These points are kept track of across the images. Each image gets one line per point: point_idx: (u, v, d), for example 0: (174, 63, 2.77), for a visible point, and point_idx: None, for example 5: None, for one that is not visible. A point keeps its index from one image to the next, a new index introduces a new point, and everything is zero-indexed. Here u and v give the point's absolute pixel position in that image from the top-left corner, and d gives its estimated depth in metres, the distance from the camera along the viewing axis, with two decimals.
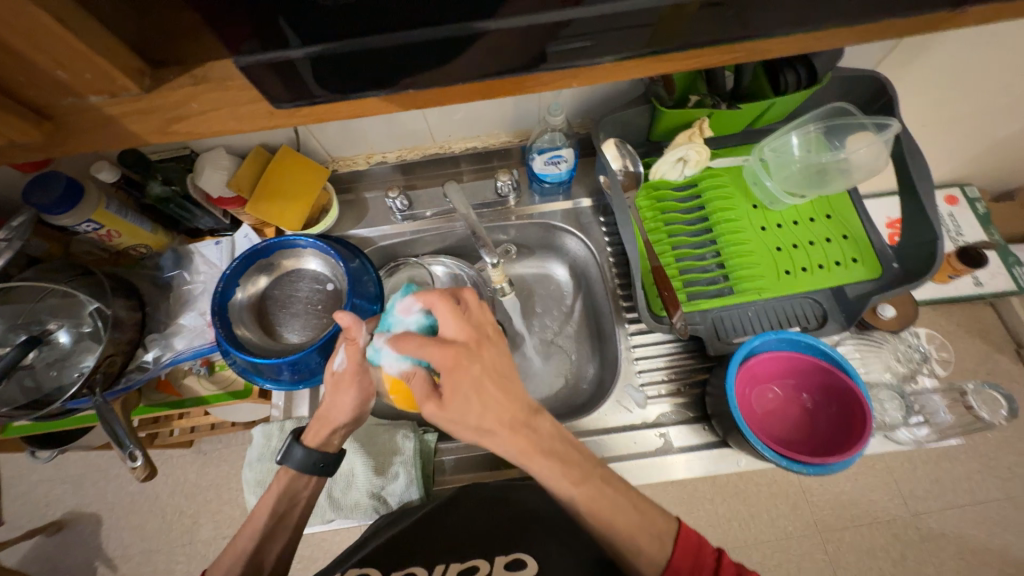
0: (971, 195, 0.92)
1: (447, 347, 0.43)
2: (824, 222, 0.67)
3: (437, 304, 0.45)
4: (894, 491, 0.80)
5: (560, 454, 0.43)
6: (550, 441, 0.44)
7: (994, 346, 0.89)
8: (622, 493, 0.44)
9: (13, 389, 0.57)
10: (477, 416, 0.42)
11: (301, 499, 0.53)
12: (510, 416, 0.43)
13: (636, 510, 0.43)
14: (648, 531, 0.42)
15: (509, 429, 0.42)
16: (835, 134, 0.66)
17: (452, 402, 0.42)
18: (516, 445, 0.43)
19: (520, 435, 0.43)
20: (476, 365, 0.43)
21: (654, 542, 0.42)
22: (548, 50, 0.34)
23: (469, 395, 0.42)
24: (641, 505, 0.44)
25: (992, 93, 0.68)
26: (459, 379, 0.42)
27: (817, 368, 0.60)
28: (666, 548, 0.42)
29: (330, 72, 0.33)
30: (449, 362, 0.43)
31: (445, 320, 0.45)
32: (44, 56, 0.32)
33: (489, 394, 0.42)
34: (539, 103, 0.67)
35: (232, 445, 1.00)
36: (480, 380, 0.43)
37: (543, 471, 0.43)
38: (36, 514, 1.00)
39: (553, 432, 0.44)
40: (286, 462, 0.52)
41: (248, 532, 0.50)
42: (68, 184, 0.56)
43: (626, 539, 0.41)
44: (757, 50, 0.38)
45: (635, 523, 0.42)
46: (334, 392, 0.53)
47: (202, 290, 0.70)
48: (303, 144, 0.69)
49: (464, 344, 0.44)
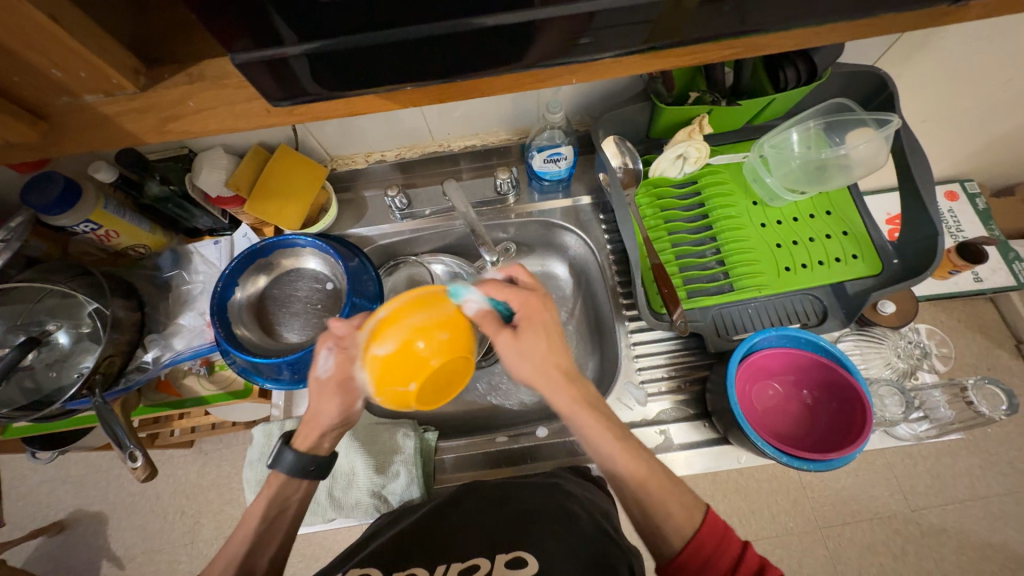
0: (970, 190, 0.92)
1: (529, 294, 0.48)
2: (824, 218, 0.67)
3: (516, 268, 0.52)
4: (894, 487, 0.80)
5: (603, 410, 0.48)
6: (594, 395, 0.48)
7: (994, 341, 0.90)
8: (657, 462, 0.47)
9: (12, 391, 0.56)
10: (544, 357, 0.47)
11: (292, 503, 0.51)
12: (566, 364, 0.48)
13: (669, 482, 0.46)
14: (679, 501, 0.44)
15: (567, 378, 0.47)
16: (835, 130, 0.65)
17: (528, 337, 0.47)
18: (567, 393, 0.47)
19: (572, 387, 0.47)
20: (552, 313, 0.48)
21: (684, 512, 0.44)
22: (547, 47, 0.34)
23: (541, 337, 0.47)
24: (672, 480, 0.46)
25: (991, 88, 0.68)
26: (536, 321, 0.48)
27: (817, 364, 0.60)
28: (695, 522, 0.43)
29: (327, 70, 0.33)
30: (529, 306, 0.48)
31: (523, 277, 0.51)
32: (38, 55, 0.31)
33: (558, 339, 0.48)
34: (538, 101, 0.67)
35: (233, 445, 1.00)
36: (551, 325, 0.48)
37: (585, 425, 0.46)
38: (37, 515, 1.00)
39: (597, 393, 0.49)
40: (277, 467, 0.50)
41: (239, 538, 0.48)
42: (65, 185, 0.56)
43: (657, 501, 0.44)
44: (757, 45, 0.38)
45: (667, 489, 0.45)
46: (318, 397, 0.49)
47: (202, 290, 0.70)
48: (301, 144, 0.69)
49: (538, 294, 0.49)
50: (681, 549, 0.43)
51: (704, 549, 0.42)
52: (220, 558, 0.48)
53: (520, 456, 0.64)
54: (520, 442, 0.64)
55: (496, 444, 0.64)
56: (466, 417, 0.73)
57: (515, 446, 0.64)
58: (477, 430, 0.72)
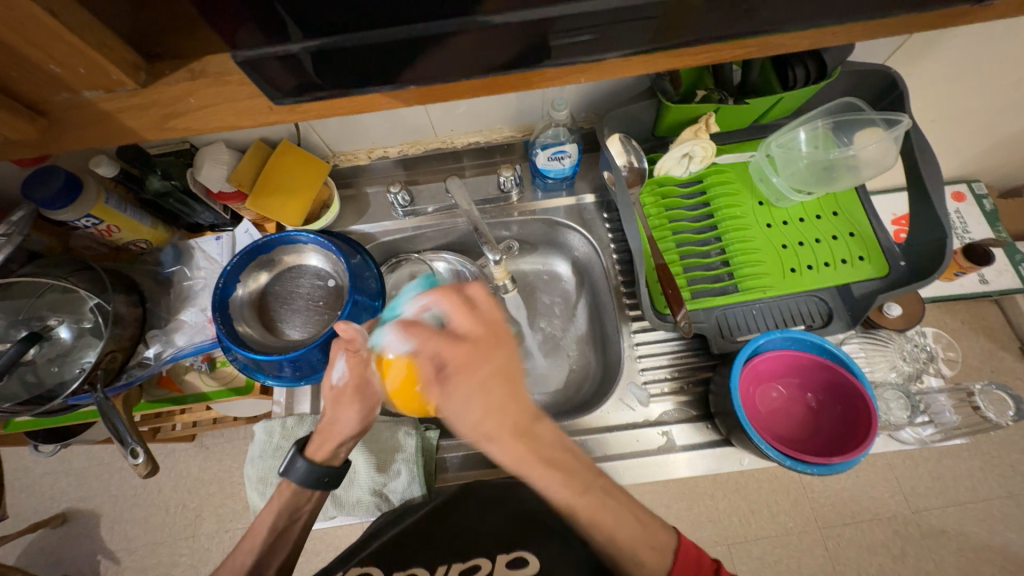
0: (978, 191, 0.92)
1: (458, 345, 0.46)
2: (831, 219, 0.66)
3: (444, 298, 0.48)
4: (895, 488, 0.80)
5: (564, 464, 0.44)
6: (551, 450, 0.44)
7: (999, 344, 0.89)
8: (612, 492, 0.44)
9: (14, 385, 0.56)
10: (478, 418, 0.44)
11: (302, 515, 0.51)
12: (512, 422, 0.44)
13: (637, 520, 0.42)
14: (649, 545, 0.41)
15: (512, 436, 0.44)
16: (843, 130, 0.65)
17: (457, 391, 0.45)
18: (514, 451, 0.43)
19: (520, 443, 0.44)
20: (485, 361, 0.45)
21: (654, 555, 0.41)
22: (552, 45, 0.34)
23: (470, 390, 0.44)
24: (643, 518, 0.43)
25: (1002, 89, 0.67)
26: (468, 375, 0.45)
27: (821, 367, 0.60)
28: (667, 562, 0.41)
29: (332, 65, 0.33)
30: (459, 360, 0.45)
31: (452, 314, 0.47)
32: (37, 51, 0.31)
33: (495, 394, 0.44)
34: (543, 98, 0.66)
35: (234, 439, 1.00)
36: (493, 376, 0.45)
37: (537, 482, 0.43)
38: (40, 507, 1.01)
39: (553, 439, 0.45)
40: (289, 476, 0.50)
41: (247, 547, 0.49)
42: (67, 178, 0.56)
43: (627, 551, 0.41)
44: (769, 45, 0.38)
45: (634, 535, 0.41)
46: (337, 406, 0.51)
47: (203, 286, 0.69)
48: (303, 139, 0.69)
49: (475, 342, 0.46)
50: None
51: None
52: (228, 564, 0.49)
53: None
54: None
55: None
56: None
57: None
58: None
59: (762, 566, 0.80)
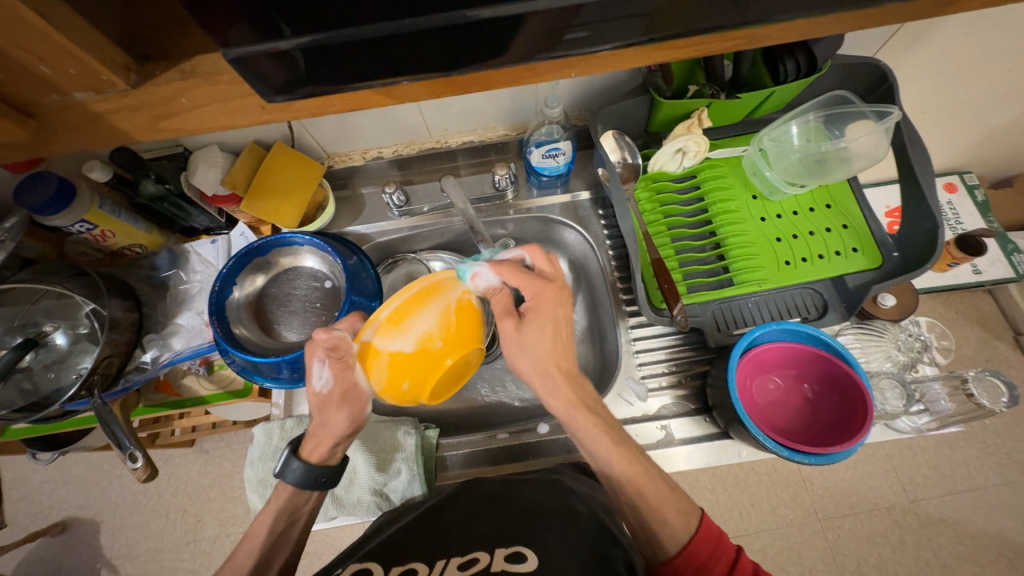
0: (969, 182, 0.92)
1: (548, 286, 0.48)
2: (824, 212, 0.67)
3: (536, 248, 0.50)
4: (893, 478, 0.80)
5: (601, 414, 0.48)
6: (592, 397, 0.49)
7: (992, 333, 0.90)
8: (643, 452, 0.47)
9: (11, 392, 0.56)
10: (546, 356, 0.47)
11: (302, 514, 0.52)
12: (569, 365, 0.48)
13: (666, 486, 0.45)
14: (676, 508, 0.44)
15: (565, 378, 0.48)
16: (834, 123, 0.65)
17: (531, 329, 0.47)
18: (565, 394, 0.48)
19: (571, 387, 0.48)
20: (563, 308, 0.48)
21: (681, 518, 0.43)
22: (543, 39, 0.34)
23: (546, 331, 0.47)
24: (668, 481, 0.46)
25: (991, 80, 0.68)
26: (550, 314, 0.48)
27: (817, 358, 0.60)
28: (691, 528, 0.43)
29: (325, 62, 0.32)
30: (544, 299, 0.47)
31: (539, 261, 0.49)
32: (27, 53, 0.31)
33: (563, 338, 0.48)
34: (537, 96, 0.66)
35: (233, 443, 1.00)
36: (566, 321, 0.48)
37: (582, 425, 0.47)
38: (39, 516, 1.00)
39: (595, 394, 0.50)
40: (284, 478, 0.50)
41: (246, 550, 0.49)
42: (60, 185, 0.55)
43: (653, 507, 0.44)
44: (760, 37, 0.38)
45: (664, 494, 0.44)
46: (324, 411, 0.49)
47: (199, 290, 0.69)
48: (298, 141, 0.69)
49: (559, 288, 0.48)
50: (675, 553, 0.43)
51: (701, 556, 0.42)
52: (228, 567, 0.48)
53: (522, 452, 0.64)
54: (521, 438, 0.64)
55: (498, 441, 0.64)
56: (467, 414, 0.73)
57: (516, 443, 0.64)
58: (478, 426, 0.72)
59: (763, 559, 0.80)
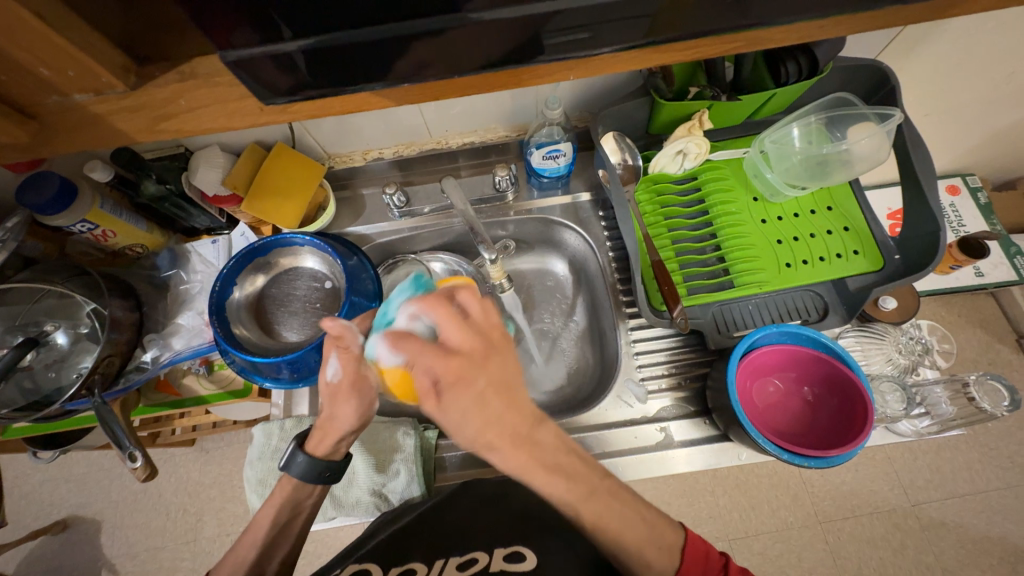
0: (972, 184, 0.92)
1: (454, 355, 0.38)
2: (825, 214, 0.67)
3: (432, 305, 0.40)
4: (894, 481, 0.80)
5: (568, 468, 0.40)
6: (554, 455, 0.40)
7: (995, 336, 0.89)
8: (619, 492, 0.42)
9: (12, 391, 0.56)
10: (481, 430, 0.37)
11: (304, 508, 0.51)
12: (513, 430, 0.38)
13: (647, 525, 0.42)
14: (657, 546, 0.41)
15: (513, 445, 0.38)
16: (837, 125, 0.65)
17: (454, 403, 0.37)
18: (520, 459, 0.38)
19: (523, 452, 0.39)
20: (487, 373, 0.38)
21: (664, 556, 0.41)
22: (542, 41, 0.34)
23: (474, 400, 0.37)
24: (651, 519, 0.42)
25: (994, 83, 0.67)
26: (469, 385, 0.38)
27: (817, 361, 0.60)
28: (675, 563, 0.42)
29: (324, 64, 0.33)
30: (454, 371, 0.38)
31: (445, 323, 0.39)
32: (26, 54, 0.31)
33: (496, 406, 0.38)
34: (537, 97, 0.66)
35: (234, 443, 1.00)
36: (494, 385, 0.38)
37: (544, 488, 0.39)
38: (40, 514, 1.00)
39: (557, 447, 0.40)
40: (289, 470, 0.50)
41: (247, 543, 0.49)
42: (62, 184, 0.56)
43: (634, 553, 0.40)
44: (759, 40, 0.38)
45: (644, 538, 0.41)
46: (334, 404, 0.49)
47: (200, 289, 0.69)
48: (298, 141, 0.69)
49: (471, 351, 0.38)
50: None
51: None
52: (228, 561, 0.49)
53: None
54: None
55: None
56: None
57: None
58: None
59: (763, 562, 0.80)
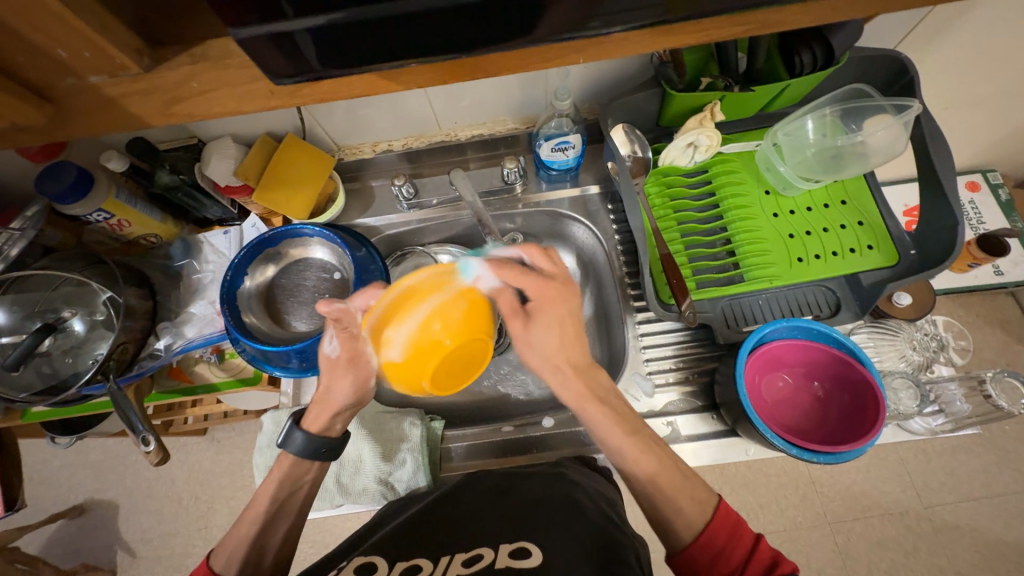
0: (992, 181, 0.90)
1: (548, 284, 0.49)
2: (839, 208, 0.65)
3: (531, 247, 0.50)
4: (907, 483, 0.79)
5: (614, 405, 0.48)
6: (606, 391, 0.49)
7: (1014, 337, 0.87)
8: (659, 443, 0.47)
9: (30, 375, 0.58)
10: (554, 352, 0.49)
11: (304, 484, 0.52)
12: (577, 359, 0.49)
13: (681, 475, 0.44)
14: (691, 497, 0.43)
15: (575, 372, 0.49)
16: (852, 117, 0.64)
17: (539, 328, 0.49)
18: (576, 386, 0.49)
19: (581, 380, 0.49)
20: (568, 304, 0.49)
21: (696, 507, 0.43)
22: (551, 23, 0.33)
23: (552, 329, 0.49)
24: (686, 472, 0.45)
25: (1017, 73, 0.65)
26: (553, 309, 0.49)
27: (832, 359, 0.59)
28: (706, 515, 0.42)
29: (331, 47, 0.33)
30: (545, 297, 0.49)
31: (538, 259, 0.50)
32: (43, 35, 0.32)
33: (569, 332, 0.49)
34: (546, 88, 0.66)
35: (245, 433, 1.01)
36: (570, 315, 0.49)
37: (596, 420, 0.48)
38: (58, 498, 1.03)
39: (609, 386, 0.50)
40: (287, 448, 0.51)
41: (250, 515, 0.49)
42: (78, 173, 0.57)
43: (667, 496, 0.43)
44: (771, 22, 0.37)
45: (679, 486, 0.44)
46: (332, 376, 0.52)
47: (211, 279, 0.70)
48: (309, 133, 0.69)
49: (559, 284, 0.49)
50: (690, 542, 0.41)
51: (718, 541, 0.41)
52: (233, 534, 0.48)
53: (527, 445, 0.64)
54: (528, 431, 0.64)
55: (503, 433, 0.64)
56: (473, 407, 0.73)
57: (521, 436, 0.64)
58: (483, 419, 0.72)
59: None
